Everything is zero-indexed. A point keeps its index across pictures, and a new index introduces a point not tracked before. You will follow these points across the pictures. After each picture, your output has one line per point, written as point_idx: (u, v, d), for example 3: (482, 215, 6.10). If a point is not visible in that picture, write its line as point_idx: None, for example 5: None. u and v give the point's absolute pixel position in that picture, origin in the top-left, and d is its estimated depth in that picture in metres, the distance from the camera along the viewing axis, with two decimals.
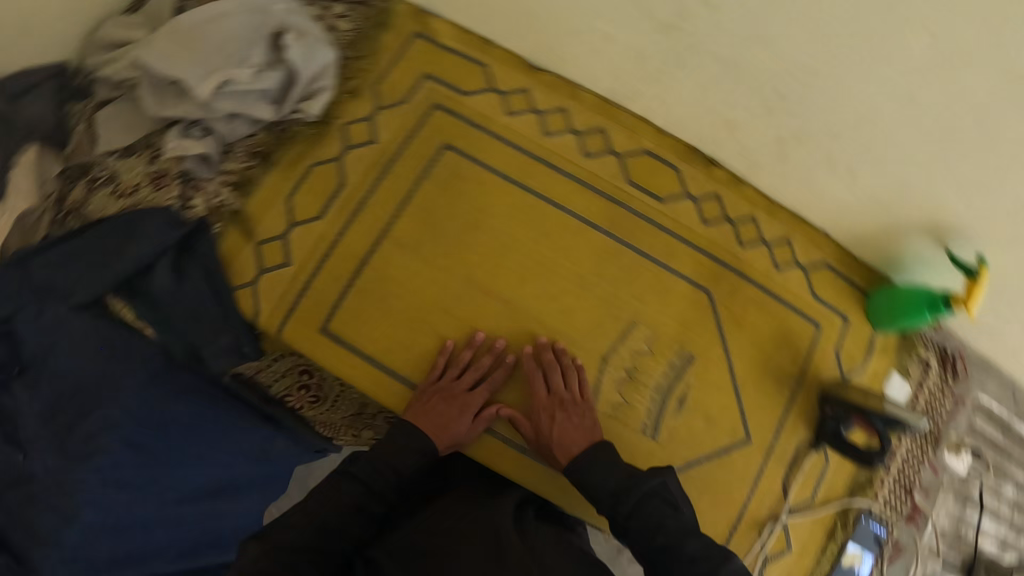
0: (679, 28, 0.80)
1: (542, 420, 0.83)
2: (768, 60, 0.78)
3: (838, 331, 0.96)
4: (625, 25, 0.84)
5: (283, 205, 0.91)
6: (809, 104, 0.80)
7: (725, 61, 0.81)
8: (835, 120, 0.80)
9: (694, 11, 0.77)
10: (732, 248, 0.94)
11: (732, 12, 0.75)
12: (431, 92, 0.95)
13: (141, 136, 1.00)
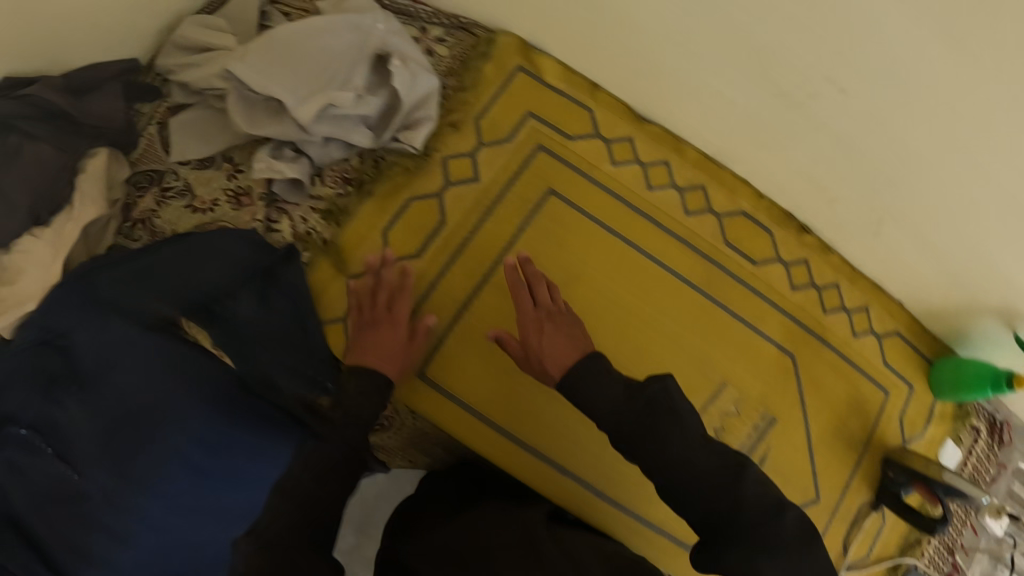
0: (805, 106, 0.80)
1: (533, 341, 0.76)
2: (885, 146, 0.79)
3: (903, 398, 1.00)
4: (746, 92, 0.83)
5: (380, 238, 0.88)
6: (916, 189, 0.82)
7: (843, 140, 0.82)
8: (939, 206, 0.82)
9: (823, 91, 0.78)
10: (816, 313, 0.97)
11: (861, 98, 0.76)
12: (535, 132, 0.93)
13: (221, 149, 0.95)
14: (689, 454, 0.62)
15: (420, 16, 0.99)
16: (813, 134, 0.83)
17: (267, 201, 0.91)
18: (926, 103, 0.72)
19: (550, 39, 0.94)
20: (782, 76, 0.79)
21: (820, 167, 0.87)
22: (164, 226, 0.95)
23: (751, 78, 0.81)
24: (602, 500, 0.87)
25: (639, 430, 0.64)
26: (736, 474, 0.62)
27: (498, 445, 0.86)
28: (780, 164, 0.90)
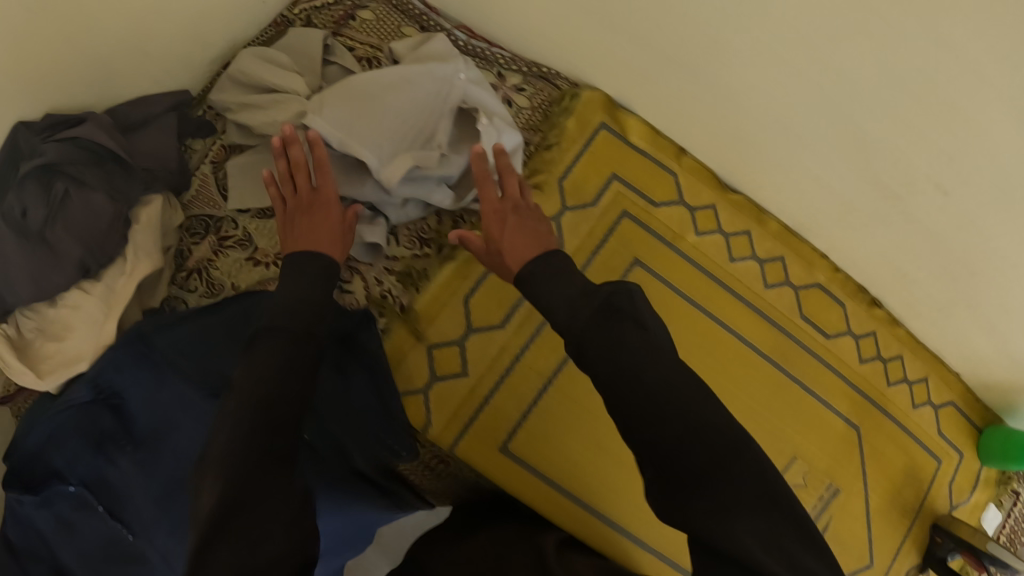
0: (902, 199, 0.80)
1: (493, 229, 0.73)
2: (974, 244, 0.80)
3: (953, 465, 1.03)
4: (842, 177, 0.82)
5: (461, 305, 0.85)
6: (997, 285, 0.83)
7: (932, 233, 0.82)
8: (1016, 302, 0.83)
9: (922, 188, 0.77)
10: (880, 385, 0.99)
11: (959, 199, 0.76)
12: (620, 197, 0.90)
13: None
14: (667, 394, 0.53)
15: (497, 61, 0.94)
16: (903, 223, 0.83)
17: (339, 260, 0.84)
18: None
19: (637, 99, 0.91)
20: (883, 166, 0.78)
21: (904, 252, 0.86)
22: (221, 278, 0.90)
23: (847, 163, 0.80)
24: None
25: (593, 337, 0.56)
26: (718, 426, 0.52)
27: (589, 522, 0.83)
28: (864, 244, 0.90)
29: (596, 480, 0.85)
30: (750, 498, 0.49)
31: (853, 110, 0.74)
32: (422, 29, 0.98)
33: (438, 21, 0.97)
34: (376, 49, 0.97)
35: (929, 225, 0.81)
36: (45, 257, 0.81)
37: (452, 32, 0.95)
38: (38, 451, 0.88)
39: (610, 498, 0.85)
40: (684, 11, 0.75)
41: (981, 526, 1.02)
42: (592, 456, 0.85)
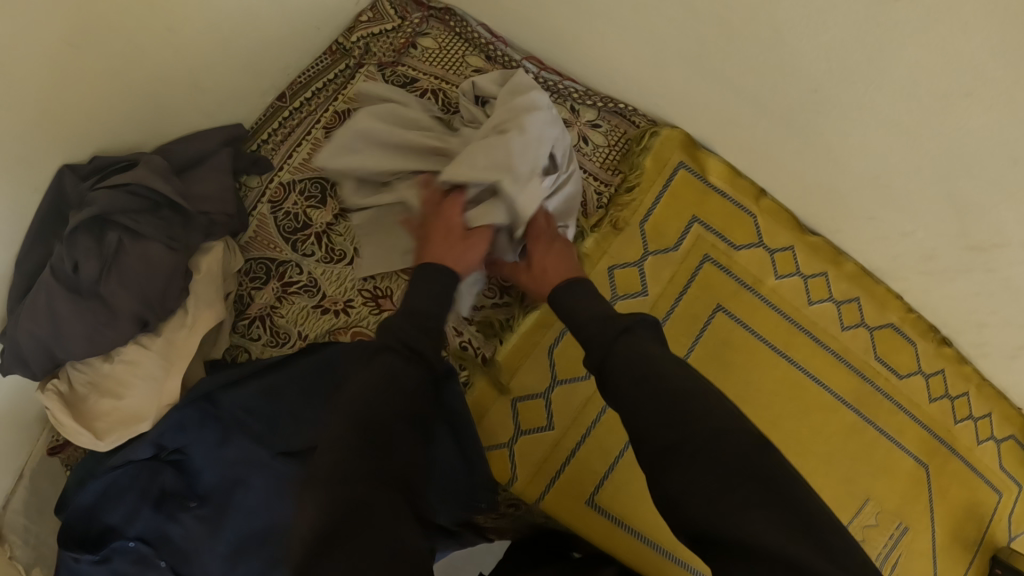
0: (989, 252, 0.78)
1: (534, 253, 0.76)
2: None
3: (1013, 500, 1.04)
4: (929, 227, 0.80)
5: (545, 356, 0.82)
6: None
7: (1015, 285, 0.80)
8: None
9: (1013, 243, 0.76)
10: (947, 424, 0.98)
11: None
12: (699, 240, 0.88)
13: (351, 239, 0.86)
14: (794, 480, 0.51)
15: (571, 95, 0.90)
16: (986, 273, 0.81)
17: None
18: None
19: (719, 140, 0.88)
20: (973, 225, 0.77)
21: (987, 302, 0.85)
22: (287, 326, 0.85)
23: (940, 218, 0.78)
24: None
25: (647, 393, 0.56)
26: (815, 498, 0.51)
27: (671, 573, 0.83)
28: (946, 291, 0.88)
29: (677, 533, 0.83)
30: (777, 507, 0.49)
31: (951, 169, 0.72)
32: (489, 59, 0.93)
33: (506, 52, 0.93)
34: (442, 81, 0.92)
35: (1014, 282, 0.80)
36: (99, 311, 0.75)
37: (521, 63, 0.92)
38: (95, 506, 0.83)
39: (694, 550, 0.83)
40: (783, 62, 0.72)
41: None
42: None
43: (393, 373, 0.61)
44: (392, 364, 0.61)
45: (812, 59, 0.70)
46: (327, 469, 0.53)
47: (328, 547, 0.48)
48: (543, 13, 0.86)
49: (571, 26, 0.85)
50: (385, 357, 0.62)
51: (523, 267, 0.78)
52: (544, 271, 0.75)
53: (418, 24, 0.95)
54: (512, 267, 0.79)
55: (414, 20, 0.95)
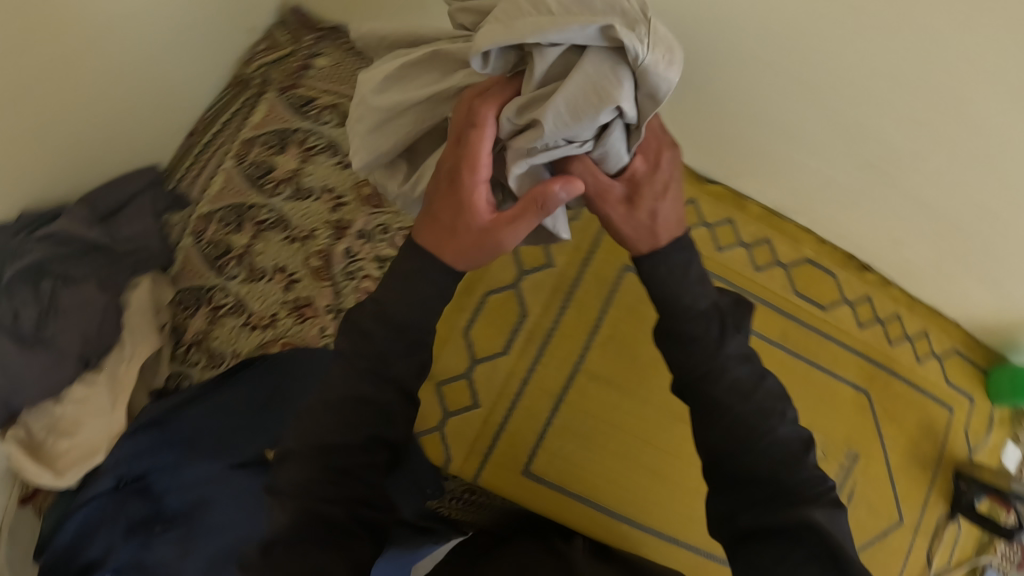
0: (880, 169, 0.80)
1: (647, 188, 0.60)
2: (954, 202, 0.81)
3: (965, 412, 1.05)
4: (818, 155, 0.82)
5: (462, 338, 0.85)
6: (985, 235, 0.83)
7: (913, 197, 0.82)
8: (1003, 249, 0.84)
9: (900, 156, 0.78)
10: (884, 347, 0.99)
11: (935, 161, 0.76)
12: None
13: (269, 256, 0.91)
14: None
15: None
16: (883, 190, 0.83)
17: (336, 313, 0.88)
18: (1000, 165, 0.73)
19: None
20: (866, 149, 0.79)
21: (894, 219, 0.87)
22: (222, 347, 0.90)
23: (831, 148, 0.80)
24: (728, 568, 0.88)
25: None
26: None
27: (617, 528, 0.85)
28: (862, 218, 0.90)
29: (618, 489, 0.86)
30: None
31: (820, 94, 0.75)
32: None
33: None
34: (340, 96, 0.97)
35: (922, 199, 0.82)
36: (43, 359, 0.79)
37: None
38: (70, 546, 0.81)
39: (637, 502, 0.86)
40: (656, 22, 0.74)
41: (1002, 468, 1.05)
42: (614, 465, 0.86)
43: (354, 396, 0.56)
44: (351, 384, 0.56)
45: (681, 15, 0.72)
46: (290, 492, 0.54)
47: (285, 552, 0.52)
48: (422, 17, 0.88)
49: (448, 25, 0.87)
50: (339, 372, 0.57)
51: (622, 200, 0.59)
52: (656, 218, 0.59)
53: (312, 45, 0.99)
54: (604, 188, 0.59)
55: (306, 42, 0.98)
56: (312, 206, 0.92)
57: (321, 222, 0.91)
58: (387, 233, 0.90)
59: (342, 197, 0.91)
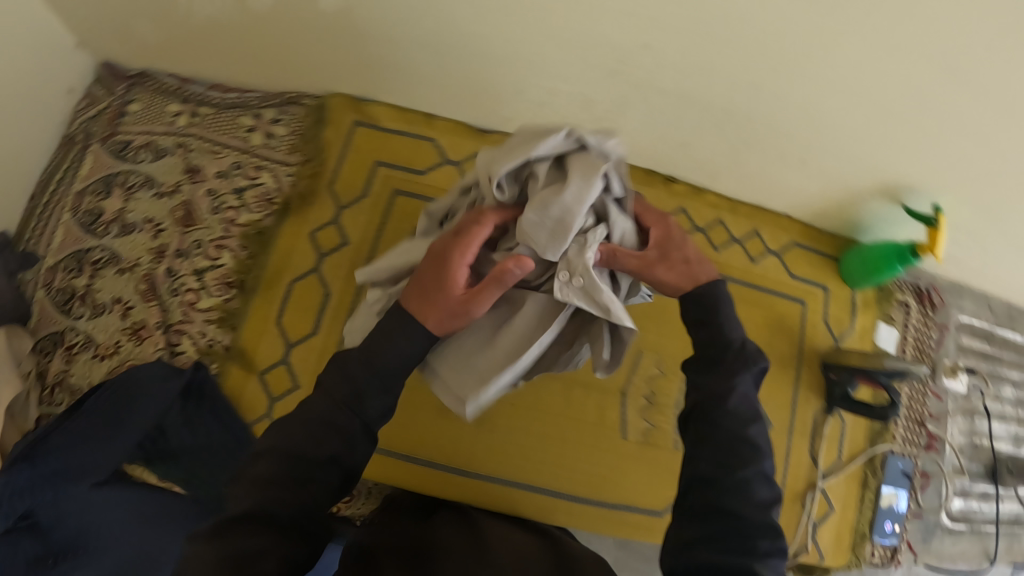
0: (624, 72, 0.80)
1: (673, 236, 0.65)
2: (711, 87, 0.80)
3: (821, 301, 1.04)
4: (567, 76, 0.83)
5: (275, 326, 0.91)
6: (758, 114, 0.82)
7: (671, 93, 0.82)
8: (784, 121, 0.83)
9: (636, 55, 0.77)
10: (709, 254, 0.99)
11: (669, 52, 0.76)
12: (389, 179, 0.96)
13: (107, 291, 0.96)
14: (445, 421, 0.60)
15: (252, 104, 1.00)
16: (641, 94, 0.84)
17: (164, 328, 0.93)
18: (726, 37, 0.72)
19: (373, 87, 0.95)
20: (604, 57, 0.79)
21: (668, 120, 0.87)
22: (81, 380, 0.98)
23: (574, 67, 0.81)
24: (577, 501, 0.88)
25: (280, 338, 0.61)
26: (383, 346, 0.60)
27: (454, 481, 0.86)
28: (647, 129, 0.90)
29: (448, 442, 0.88)
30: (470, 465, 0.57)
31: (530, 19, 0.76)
32: (186, 102, 1.02)
33: (195, 87, 1.02)
34: (153, 135, 1.01)
35: (686, 96, 0.82)
36: None
37: (207, 93, 1.02)
38: None
39: (468, 452, 0.88)
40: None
41: (872, 349, 1.04)
42: (440, 418, 0.88)
43: (332, 420, 0.56)
44: (331, 413, 0.57)
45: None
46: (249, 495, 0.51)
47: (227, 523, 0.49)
48: (199, 46, 0.94)
49: (217, 44, 0.92)
50: (320, 401, 0.57)
51: (660, 262, 0.63)
52: (692, 259, 0.63)
53: (124, 94, 1.03)
54: (642, 259, 0.62)
55: (119, 92, 1.03)
56: (136, 239, 0.97)
57: (145, 251, 0.96)
58: (201, 248, 0.95)
59: (161, 224, 0.97)
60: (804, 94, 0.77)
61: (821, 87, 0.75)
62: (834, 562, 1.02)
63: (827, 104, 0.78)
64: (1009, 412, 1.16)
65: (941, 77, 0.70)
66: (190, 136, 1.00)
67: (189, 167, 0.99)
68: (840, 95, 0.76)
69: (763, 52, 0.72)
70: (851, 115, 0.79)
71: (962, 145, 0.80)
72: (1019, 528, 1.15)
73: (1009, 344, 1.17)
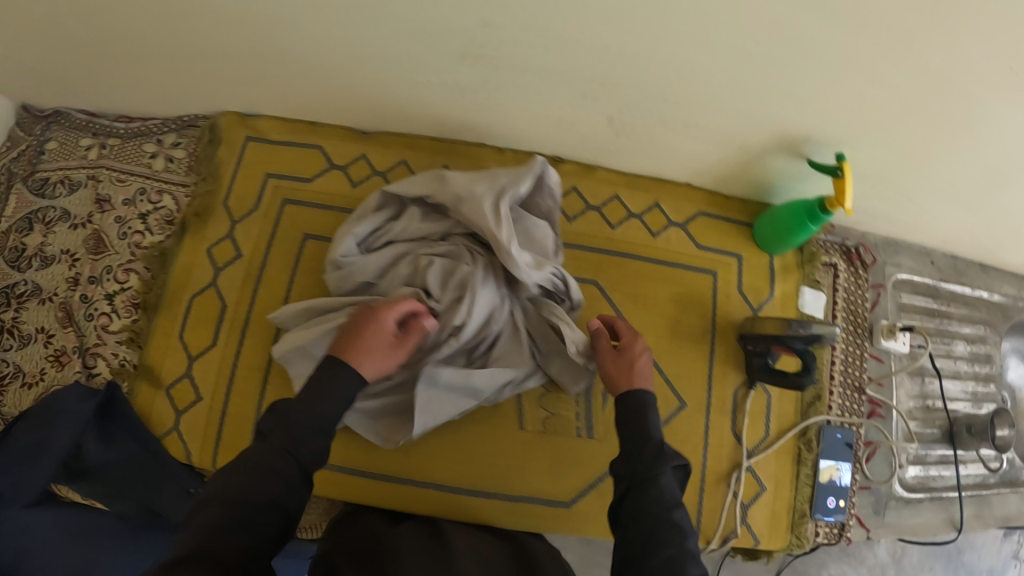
0: (475, 55, 0.79)
1: (631, 351, 0.78)
2: (566, 58, 0.78)
3: (735, 270, 1.01)
4: (424, 67, 0.83)
5: (178, 342, 0.94)
6: (619, 80, 0.80)
7: (528, 68, 0.80)
8: (651, 82, 0.80)
9: (480, 35, 0.76)
10: (606, 232, 0.97)
11: (511, 28, 0.74)
12: (278, 189, 0.98)
13: (31, 321, 0.96)
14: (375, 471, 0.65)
15: (152, 130, 1.02)
16: (500, 75, 0.82)
17: (81, 351, 0.95)
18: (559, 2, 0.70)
19: (257, 102, 0.97)
20: (450, 40, 0.78)
21: (537, 99, 0.85)
22: (12, 410, 0.96)
23: (424, 56, 0.81)
24: (479, 495, 0.86)
25: None
26: None
27: (353, 482, 0.87)
28: (518, 111, 0.88)
29: (344, 444, 0.87)
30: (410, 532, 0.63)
31: (369, 12, 0.76)
32: (97, 135, 1.02)
33: (106, 118, 1.04)
34: (67, 170, 1.02)
35: (544, 71, 0.80)
36: None
37: (114, 123, 1.03)
38: None
39: (364, 452, 0.87)
40: (214, 6, 0.79)
41: (793, 314, 1.00)
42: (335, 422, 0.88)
43: (275, 465, 0.60)
44: (274, 459, 0.61)
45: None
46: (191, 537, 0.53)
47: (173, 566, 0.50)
48: (90, 78, 0.97)
49: (103, 74, 0.95)
50: (261, 449, 0.61)
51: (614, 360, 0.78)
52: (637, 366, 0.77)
53: (41, 133, 1.04)
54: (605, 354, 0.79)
55: (36, 131, 1.03)
56: (56, 270, 0.98)
57: (62, 280, 0.97)
58: (111, 273, 0.97)
59: (76, 254, 0.98)
60: (660, 48, 0.74)
61: (675, 37, 0.72)
62: (769, 546, 0.96)
63: (688, 56, 0.74)
64: (963, 370, 1.10)
65: (793, 8, 0.66)
66: (100, 168, 1.01)
67: (99, 198, 1.00)
68: (699, 44, 0.73)
69: (602, 12, 0.70)
70: (715, 66, 0.76)
71: (842, 82, 0.76)
72: (986, 492, 1.07)
73: (955, 298, 1.13)
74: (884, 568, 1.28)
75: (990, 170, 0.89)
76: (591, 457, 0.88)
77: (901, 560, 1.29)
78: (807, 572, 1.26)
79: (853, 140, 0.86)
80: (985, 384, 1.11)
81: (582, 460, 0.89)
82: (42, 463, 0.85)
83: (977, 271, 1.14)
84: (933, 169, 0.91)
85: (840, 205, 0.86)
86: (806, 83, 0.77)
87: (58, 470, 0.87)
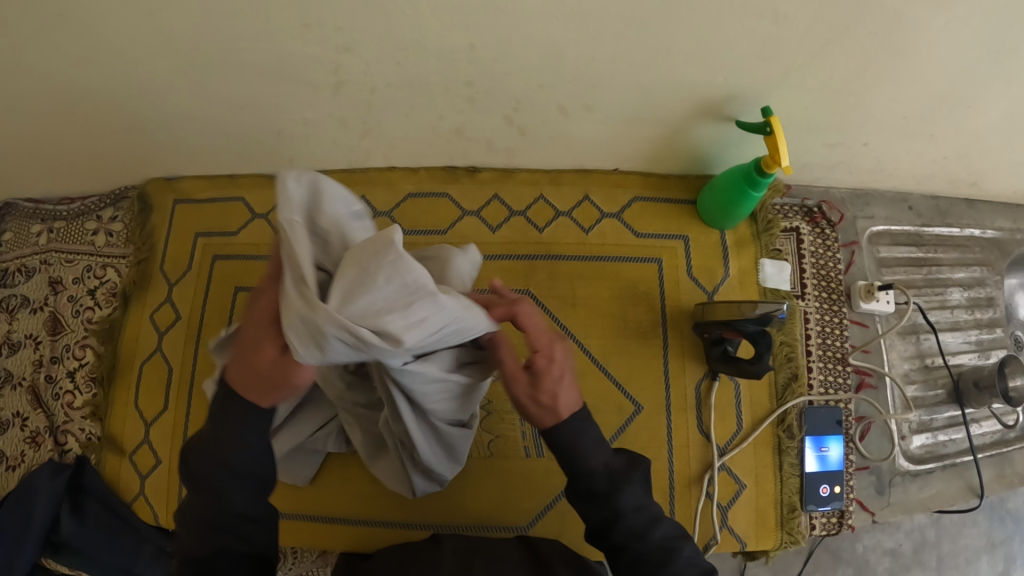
0: (344, 81, 0.75)
1: (547, 381, 0.53)
2: (433, 64, 0.73)
3: (682, 253, 0.94)
4: (306, 106, 0.80)
5: (135, 411, 0.96)
6: (496, 78, 0.75)
7: (402, 84, 0.76)
8: (530, 71, 0.73)
9: (338, 59, 0.71)
10: (534, 236, 0.95)
11: (366, 47, 0.70)
12: (208, 247, 0.99)
13: (7, 407, 0.99)
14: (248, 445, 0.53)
15: (91, 208, 1.04)
16: (380, 96, 0.78)
17: (51, 431, 0.97)
18: (400, 10, 0.64)
19: (172, 167, 0.97)
20: (313, 71, 0.74)
21: (425, 112, 0.82)
22: None
23: (296, 91, 0.77)
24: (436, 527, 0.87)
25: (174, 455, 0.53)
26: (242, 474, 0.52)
27: (314, 532, 0.88)
28: (411, 127, 0.86)
29: (299, 493, 0.89)
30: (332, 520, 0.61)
31: (225, 62, 0.72)
32: (44, 221, 1.05)
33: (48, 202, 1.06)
34: (22, 258, 1.04)
35: (418, 81, 0.75)
36: None
37: (56, 206, 1.05)
38: None
39: (319, 499, 0.89)
40: (86, 87, 0.77)
41: (710, 305, 0.87)
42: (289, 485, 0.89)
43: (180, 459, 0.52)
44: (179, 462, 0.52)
45: (75, 65, 0.74)
46: (183, 532, 0.52)
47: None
48: (17, 174, 0.99)
49: (30, 167, 0.96)
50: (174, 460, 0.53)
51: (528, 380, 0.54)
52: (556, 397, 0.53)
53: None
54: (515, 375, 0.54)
55: None
56: (23, 354, 1.01)
57: (29, 364, 1.00)
58: (70, 351, 1.00)
59: (39, 336, 1.01)
60: (524, 34, 0.67)
61: (535, 19, 0.65)
62: (759, 546, 0.88)
63: (559, 37, 0.68)
64: (963, 320, 1.04)
65: None
66: (50, 252, 1.03)
67: (52, 281, 1.02)
68: (564, 22, 0.65)
69: (447, 12, 0.64)
70: (593, 43, 0.68)
71: (740, 31, 0.66)
72: (1007, 449, 1.02)
73: (942, 241, 1.05)
74: (923, 532, 1.17)
75: (947, 96, 0.78)
76: (541, 478, 0.87)
77: (941, 521, 1.17)
78: (839, 552, 1.14)
79: (780, 90, 0.76)
80: (991, 331, 1.06)
81: (533, 482, 0.88)
82: (27, 539, 0.88)
83: (963, 209, 1.06)
84: (880, 107, 0.80)
85: (781, 165, 0.75)
86: (698, 42, 0.68)
87: (42, 543, 0.90)
